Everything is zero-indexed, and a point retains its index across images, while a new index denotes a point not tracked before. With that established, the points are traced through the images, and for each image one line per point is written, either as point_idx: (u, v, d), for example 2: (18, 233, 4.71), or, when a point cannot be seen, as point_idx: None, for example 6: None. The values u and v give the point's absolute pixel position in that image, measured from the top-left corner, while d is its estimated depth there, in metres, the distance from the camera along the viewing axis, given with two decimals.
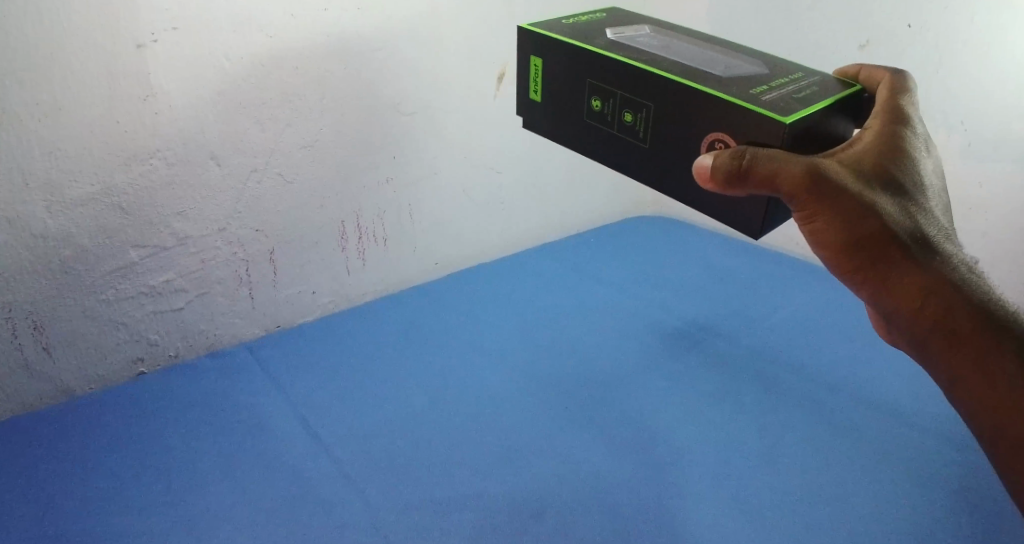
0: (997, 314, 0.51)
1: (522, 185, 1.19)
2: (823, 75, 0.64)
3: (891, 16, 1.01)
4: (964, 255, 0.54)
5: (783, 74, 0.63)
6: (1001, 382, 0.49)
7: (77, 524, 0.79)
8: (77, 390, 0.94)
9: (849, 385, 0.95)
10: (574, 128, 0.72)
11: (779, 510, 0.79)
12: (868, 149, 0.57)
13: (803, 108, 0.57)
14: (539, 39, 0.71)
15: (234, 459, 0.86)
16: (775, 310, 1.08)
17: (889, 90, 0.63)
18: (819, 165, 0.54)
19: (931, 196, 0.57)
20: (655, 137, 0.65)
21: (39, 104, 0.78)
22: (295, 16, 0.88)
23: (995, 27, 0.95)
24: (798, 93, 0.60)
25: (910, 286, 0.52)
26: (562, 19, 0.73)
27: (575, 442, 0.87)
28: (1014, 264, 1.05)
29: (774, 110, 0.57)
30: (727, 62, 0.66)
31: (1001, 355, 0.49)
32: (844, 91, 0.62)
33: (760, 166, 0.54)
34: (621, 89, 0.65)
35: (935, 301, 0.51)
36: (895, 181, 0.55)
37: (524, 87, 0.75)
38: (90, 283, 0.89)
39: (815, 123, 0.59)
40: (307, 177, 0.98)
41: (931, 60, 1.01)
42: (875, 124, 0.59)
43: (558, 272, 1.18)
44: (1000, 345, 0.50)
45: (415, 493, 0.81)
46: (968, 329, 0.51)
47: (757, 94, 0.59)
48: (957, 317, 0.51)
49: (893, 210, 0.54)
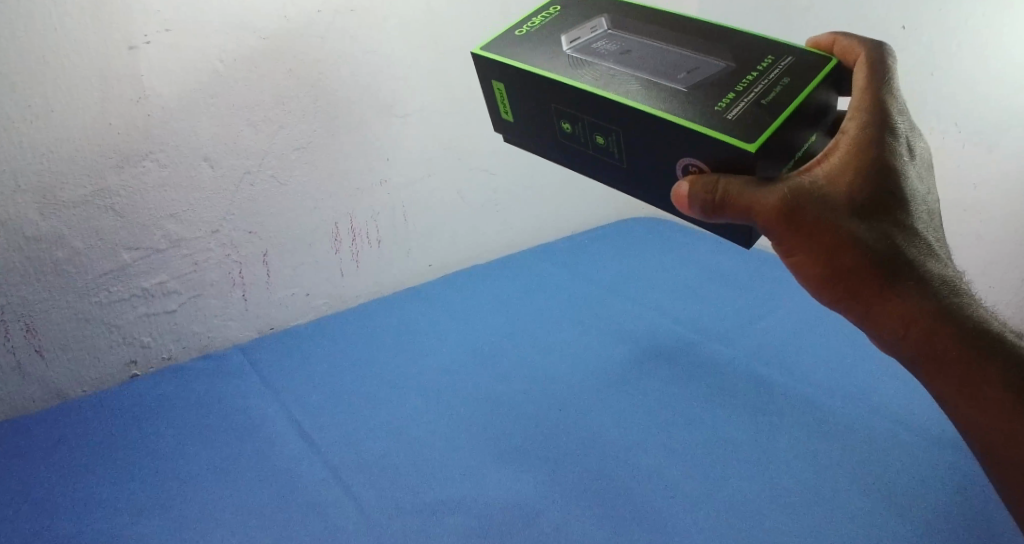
0: (984, 333, 0.53)
1: (512, 188, 1.18)
2: (790, 58, 0.63)
3: (889, 14, 1.02)
4: (944, 273, 0.56)
5: (749, 69, 0.62)
6: (991, 406, 0.52)
7: (69, 526, 0.79)
8: (70, 392, 0.94)
9: (842, 386, 0.95)
10: (550, 144, 0.71)
11: (773, 512, 0.79)
12: (846, 161, 0.58)
13: (770, 122, 0.57)
14: (495, 66, 0.68)
15: (228, 460, 0.85)
16: (770, 313, 1.08)
17: (868, 81, 0.62)
18: (793, 197, 0.55)
19: (913, 208, 0.58)
20: (631, 157, 0.65)
21: (31, 107, 0.79)
22: (288, 18, 0.88)
23: (992, 28, 0.95)
24: (765, 96, 0.59)
25: (895, 310, 0.55)
26: (515, 29, 0.70)
27: (568, 446, 0.87)
28: (1011, 263, 1.05)
29: (742, 133, 0.56)
30: (690, 63, 0.64)
31: (990, 379, 0.52)
32: (814, 78, 0.61)
33: (736, 200, 0.56)
34: (588, 115, 0.64)
35: (921, 328, 0.54)
36: (875, 199, 0.56)
37: (493, 107, 0.73)
38: (82, 285, 0.89)
39: (785, 131, 0.58)
40: (301, 179, 0.98)
41: (927, 63, 1.01)
42: (854, 125, 0.60)
43: (554, 272, 1.18)
44: (988, 368, 0.52)
45: (408, 495, 0.81)
46: (957, 353, 0.53)
47: (722, 113, 0.58)
48: (943, 342, 0.53)
49: (874, 233, 0.55)
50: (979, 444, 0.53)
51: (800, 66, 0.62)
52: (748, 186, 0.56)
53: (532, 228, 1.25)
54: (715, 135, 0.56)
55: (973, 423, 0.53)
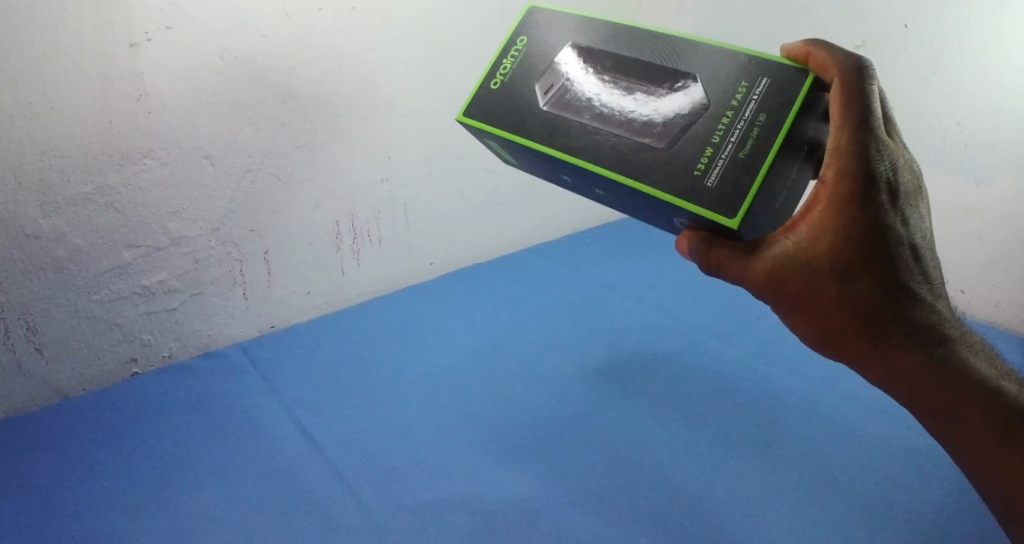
0: (964, 379, 0.59)
1: (515, 187, 1.24)
2: (766, 81, 0.60)
3: (889, 14, 1.06)
4: (929, 320, 0.59)
5: (724, 106, 0.60)
6: (970, 444, 0.58)
7: (67, 525, 0.76)
8: (70, 390, 0.92)
9: (840, 386, 0.96)
10: (552, 180, 0.72)
11: (784, 511, 0.78)
12: (824, 222, 0.57)
13: (748, 188, 0.56)
14: (486, 133, 0.67)
15: (230, 461, 0.84)
16: (765, 317, 1.10)
17: (845, 118, 0.57)
18: (776, 267, 0.59)
19: (900, 258, 0.58)
20: (631, 205, 0.66)
21: (31, 104, 0.78)
22: (289, 16, 0.89)
23: (990, 32, 0.98)
24: (743, 146, 0.58)
25: (884, 362, 0.59)
26: (489, 81, 0.67)
27: (573, 447, 0.86)
28: (1008, 266, 1.06)
29: (721, 207, 0.57)
30: (663, 105, 0.61)
31: (969, 422, 0.58)
32: (790, 112, 0.58)
33: (727, 269, 0.61)
34: (581, 177, 0.64)
35: (903, 376, 0.59)
36: (861, 259, 0.57)
37: (493, 149, 0.73)
38: (83, 283, 0.87)
39: (766, 185, 0.58)
40: (301, 178, 0.98)
41: (926, 64, 1.05)
42: (833, 174, 0.57)
43: (554, 270, 1.23)
44: (968, 413, 0.58)
45: (414, 495, 0.80)
46: (940, 400, 0.59)
47: (701, 178, 0.58)
48: (926, 390, 0.59)
49: (858, 295, 0.58)
50: (966, 463, 0.59)
51: (777, 91, 0.59)
52: (738, 257, 0.60)
53: (530, 227, 1.30)
54: (698, 213, 0.57)
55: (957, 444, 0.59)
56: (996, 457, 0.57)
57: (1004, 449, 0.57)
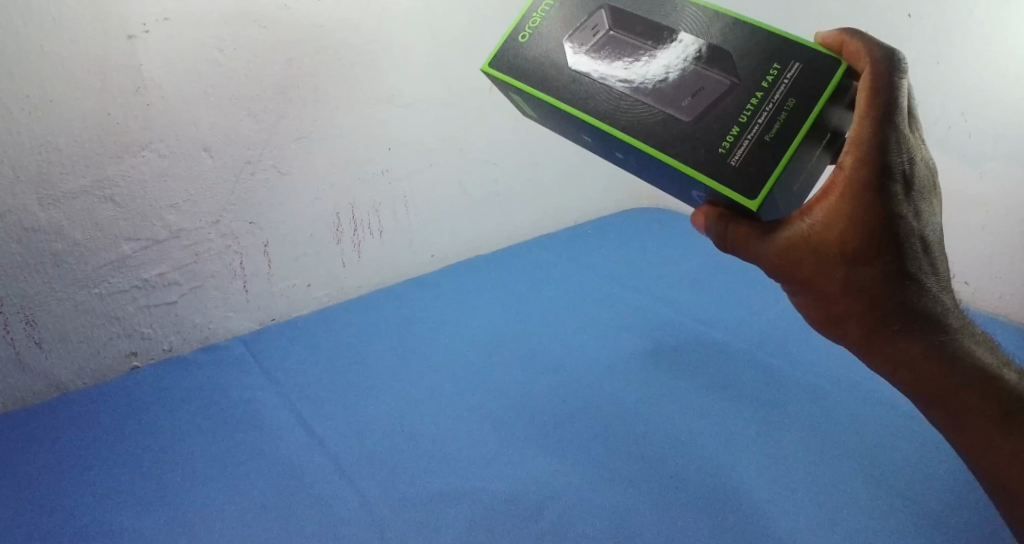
0: (967, 367, 0.59)
1: (517, 180, 1.24)
2: (799, 66, 0.58)
3: (890, 5, 1.06)
4: (932, 309, 0.59)
5: (754, 88, 0.59)
6: (969, 430, 0.59)
7: (67, 521, 0.76)
8: (69, 385, 0.92)
9: (843, 377, 0.96)
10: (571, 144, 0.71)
11: (785, 502, 0.78)
12: (840, 209, 0.56)
13: (771, 172, 0.56)
14: (508, 86, 0.65)
15: (229, 454, 0.84)
16: (766, 308, 1.10)
17: (871, 109, 0.56)
18: (789, 248, 0.59)
19: (912, 246, 0.58)
20: (648, 170, 0.65)
21: (30, 96, 0.77)
22: (288, 7, 0.89)
23: (995, 24, 0.99)
24: (770, 130, 0.57)
25: (885, 348, 0.60)
26: (517, 34, 0.65)
27: (574, 438, 0.86)
28: (1012, 256, 1.07)
29: (743, 187, 0.56)
30: (695, 76, 0.60)
31: (973, 408, 0.58)
32: (820, 99, 0.57)
33: (741, 247, 0.60)
34: (602, 139, 0.63)
35: (903, 362, 0.59)
36: (871, 247, 0.56)
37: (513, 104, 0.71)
38: (83, 276, 0.87)
39: (790, 168, 0.57)
40: (301, 169, 0.98)
41: (929, 53, 1.05)
42: (851, 159, 0.56)
43: (556, 262, 1.22)
44: (966, 402, 0.58)
45: (415, 488, 0.80)
46: (940, 386, 0.59)
47: (726, 156, 0.57)
48: (927, 376, 0.59)
49: (866, 281, 0.58)
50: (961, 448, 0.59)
51: (808, 78, 0.58)
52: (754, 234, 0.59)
53: (532, 221, 1.30)
54: (720, 191, 0.57)
55: (955, 429, 0.59)
56: (991, 442, 0.58)
57: (1001, 435, 0.57)
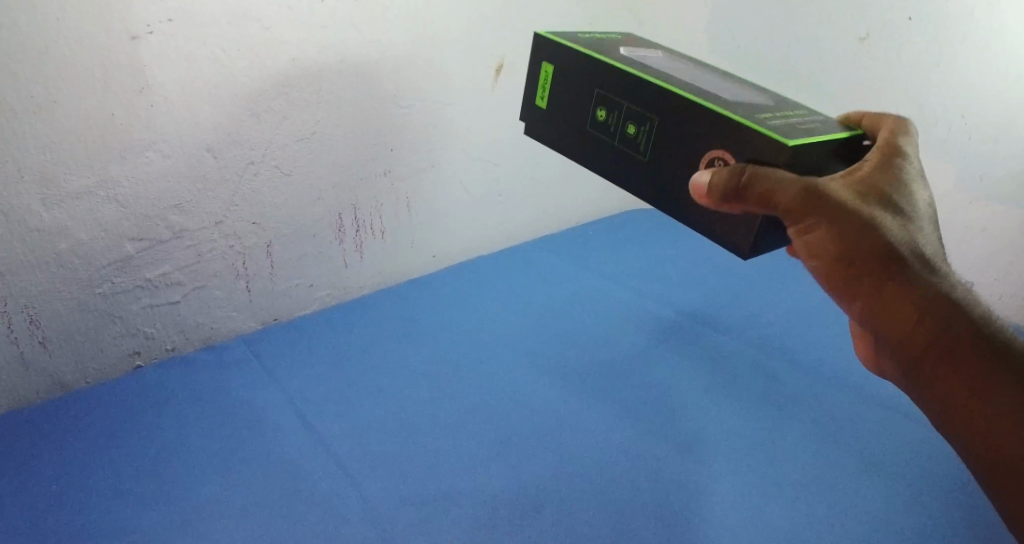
0: (999, 338, 0.49)
1: (518, 182, 1.24)
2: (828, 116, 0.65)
3: (890, 8, 1.15)
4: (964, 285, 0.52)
5: (789, 109, 0.64)
6: (987, 419, 0.48)
7: (70, 518, 0.76)
8: (72, 384, 0.92)
9: (840, 379, 0.98)
10: (577, 136, 0.72)
11: (779, 499, 0.80)
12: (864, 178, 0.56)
13: (807, 137, 0.58)
14: (553, 45, 0.72)
15: (231, 453, 0.84)
16: (766, 310, 1.12)
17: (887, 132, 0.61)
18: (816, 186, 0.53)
19: (930, 231, 0.55)
20: (656, 153, 0.65)
21: (34, 96, 0.77)
22: (293, 8, 0.88)
23: (959, 44, 1.14)
24: (803, 123, 0.61)
25: (911, 298, 0.50)
26: (576, 34, 0.74)
27: (579, 436, 0.87)
28: None
29: (781, 133, 0.57)
30: (734, 91, 0.68)
31: (996, 385, 0.48)
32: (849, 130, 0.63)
33: (759, 185, 0.54)
34: (627, 99, 0.66)
35: (930, 329, 0.50)
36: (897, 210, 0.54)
37: (530, 92, 0.75)
38: (87, 276, 0.87)
39: (819, 151, 0.59)
40: (304, 170, 0.98)
41: (925, 55, 1.16)
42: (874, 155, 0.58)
43: (558, 262, 1.23)
44: (986, 386, 0.48)
45: (418, 488, 0.80)
46: (963, 364, 0.49)
47: (763, 119, 0.60)
48: (958, 331, 0.49)
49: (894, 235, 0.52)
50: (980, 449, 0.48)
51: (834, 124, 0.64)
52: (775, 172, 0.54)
53: (533, 218, 1.30)
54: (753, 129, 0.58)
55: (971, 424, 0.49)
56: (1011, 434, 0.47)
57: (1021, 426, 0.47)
